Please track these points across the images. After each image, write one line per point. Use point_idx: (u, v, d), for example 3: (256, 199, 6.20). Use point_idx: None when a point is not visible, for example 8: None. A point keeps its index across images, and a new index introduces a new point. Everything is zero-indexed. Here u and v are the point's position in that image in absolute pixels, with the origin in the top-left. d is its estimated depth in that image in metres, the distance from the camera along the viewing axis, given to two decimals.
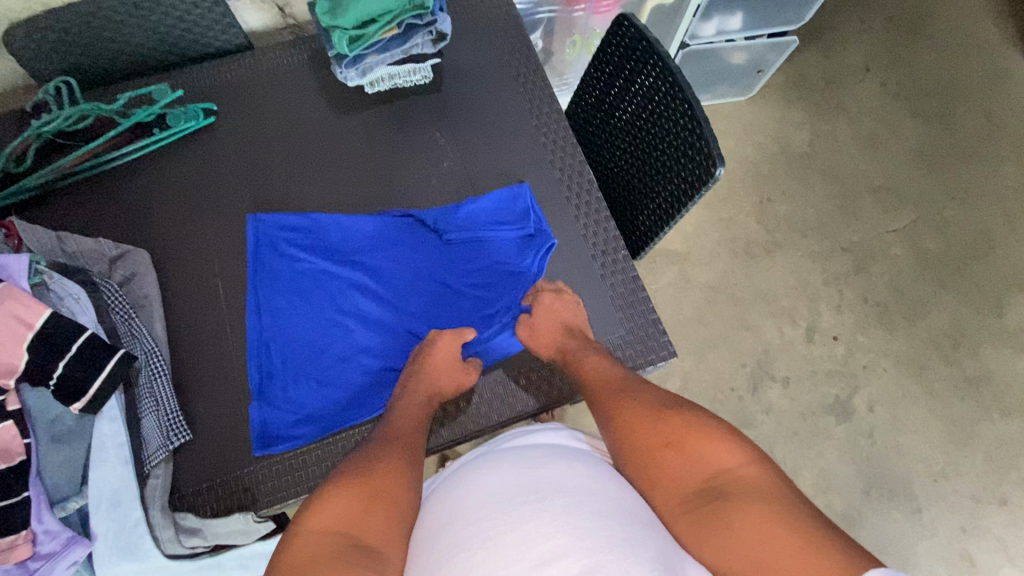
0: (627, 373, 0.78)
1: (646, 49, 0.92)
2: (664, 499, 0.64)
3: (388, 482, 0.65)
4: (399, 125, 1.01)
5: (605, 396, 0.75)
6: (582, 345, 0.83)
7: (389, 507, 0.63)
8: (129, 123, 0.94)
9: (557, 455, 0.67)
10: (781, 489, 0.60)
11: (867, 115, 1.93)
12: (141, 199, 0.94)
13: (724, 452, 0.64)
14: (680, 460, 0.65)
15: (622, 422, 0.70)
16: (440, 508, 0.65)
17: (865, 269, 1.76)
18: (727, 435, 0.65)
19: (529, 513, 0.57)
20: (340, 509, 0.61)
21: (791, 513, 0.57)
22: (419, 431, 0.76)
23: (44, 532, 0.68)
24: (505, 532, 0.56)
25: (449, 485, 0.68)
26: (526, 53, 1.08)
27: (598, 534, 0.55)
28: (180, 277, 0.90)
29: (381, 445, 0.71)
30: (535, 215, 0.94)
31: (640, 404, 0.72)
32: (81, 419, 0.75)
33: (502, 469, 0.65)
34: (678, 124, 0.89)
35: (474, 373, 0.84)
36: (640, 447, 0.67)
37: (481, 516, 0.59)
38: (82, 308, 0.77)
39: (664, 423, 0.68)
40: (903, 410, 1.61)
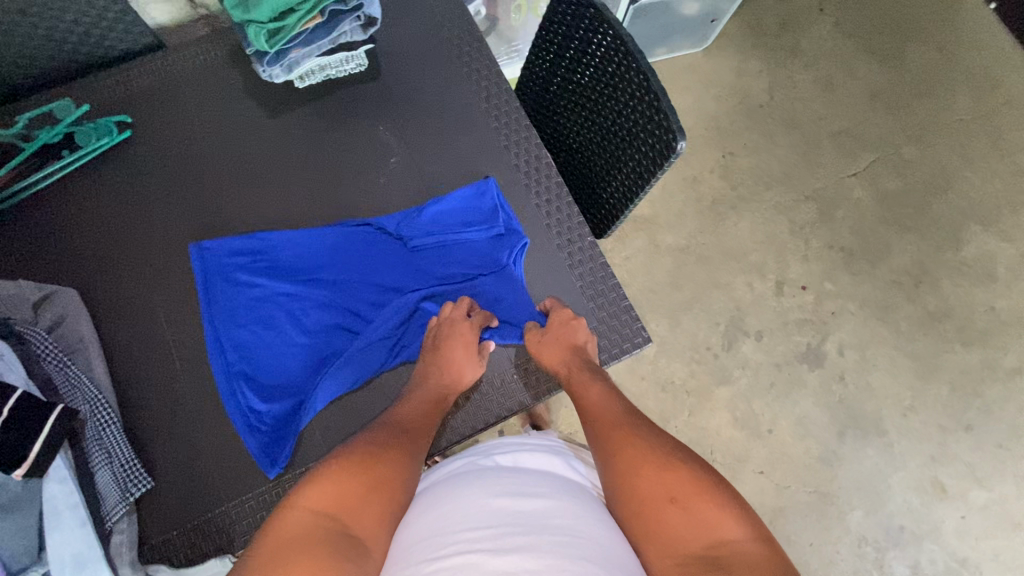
0: (629, 406, 0.76)
1: (594, 16, 0.86)
2: (659, 558, 0.61)
3: (389, 476, 0.64)
4: (336, 121, 0.93)
5: (607, 430, 0.72)
6: (590, 371, 0.79)
7: (382, 503, 0.62)
8: (34, 146, 0.85)
9: (552, 488, 0.69)
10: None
11: (822, 57, 1.90)
12: (57, 230, 0.85)
13: (733, 526, 0.61)
14: (682, 519, 0.62)
15: (624, 463, 0.68)
16: (420, 524, 0.65)
17: (830, 216, 1.77)
18: (739, 506, 0.63)
19: (517, 545, 0.59)
20: (334, 491, 0.60)
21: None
22: (427, 421, 0.74)
23: None
24: (488, 558, 0.58)
25: (434, 496, 0.69)
26: (466, 27, 0.99)
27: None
28: (116, 314, 0.82)
29: (385, 434, 0.69)
30: (504, 213, 0.88)
31: (648, 448, 0.69)
32: (27, 482, 0.66)
33: (497, 494, 0.66)
34: (636, 98, 0.85)
35: (479, 370, 0.80)
36: (643, 497, 0.65)
37: (466, 541, 0.60)
38: (8, 366, 0.69)
39: (672, 475, 0.65)
40: (871, 351, 1.66)
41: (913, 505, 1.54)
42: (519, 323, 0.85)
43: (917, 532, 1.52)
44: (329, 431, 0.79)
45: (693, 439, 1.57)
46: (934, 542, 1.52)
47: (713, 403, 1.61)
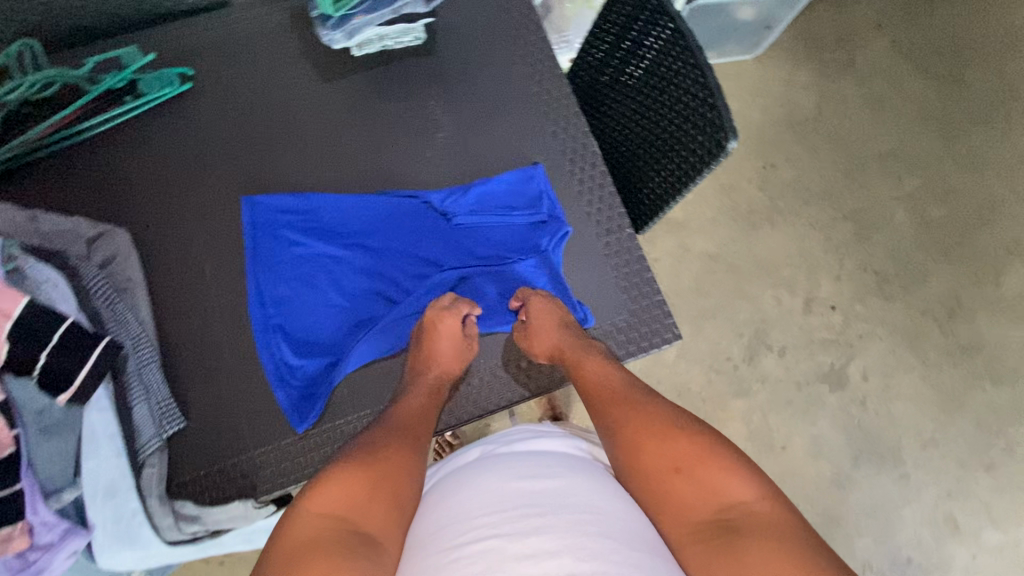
0: (628, 376, 0.76)
1: (654, 10, 0.87)
2: (672, 527, 0.62)
3: (393, 471, 0.64)
4: (388, 91, 0.94)
5: (608, 407, 0.72)
6: (581, 344, 0.80)
7: (390, 498, 0.62)
8: (98, 90, 0.87)
9: (564, 465, 0.70)
10: (796, 529, 0.59)
11: (876, 76, 1.86)
12: (113, 174, 0.88)
13: (740, 487, 0.62)
14: (689, 487, 0.63)
15: (628, 440, 0.68)
16: (441, 512, 0.66)
17: (867, 237, 1.73)
18: (742, 465, 0.64)
19: (536, 527, 0.59)
20: (341, 492, 0.61)
21: (805, 555, 0.55)
22: (424, 416, 0.73)
23: (41, 524, 0.64)
24: (507, 542, 0.58)
25: (452, 484, 0.70)
26: (525, 10, 1.00)
27: (603, 556, 0.57)
28: (164, 258, 0.85)
29: (386, 433, 0.69)
30: (548, 200, 0.89)
31: (649, 422, 0.69)
32: (70, 409, 0.69)
33: (512, 476, 0.67)
34: (688, 96, 0.85)
35: (474, 346, 0.82)
36: (649, 471, 0.66)
37: (486, 525, 0.61)
38: (60, 296, 0.73)
39: (676, 445, 0.66)
40: (896, 378, 1.63)
41: (923, 538, 1.51)
42: None
43: (925, 565, 1.49)
44: (356, 391, 0.81)
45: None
46: None
47: (728, 413, 1.60)
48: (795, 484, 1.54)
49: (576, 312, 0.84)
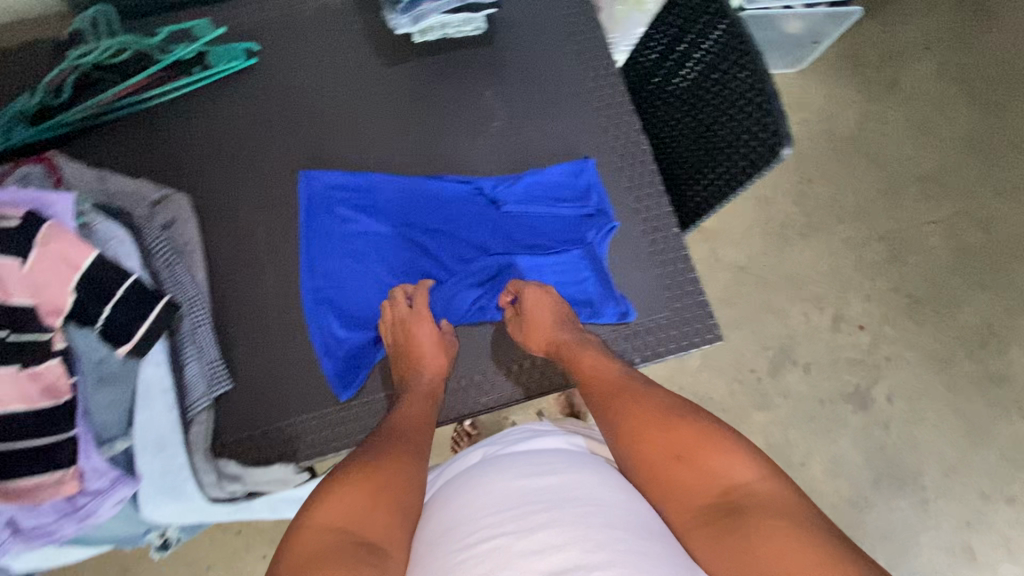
0: (626, 369, 0.76)
1: (715, 12, 0.88)
2: (677, 512, 0.63)
3: (394, 478, 0.62)
4: (446, 79, 0.96)
5: (608, 399, 0.71)
6: (577, 339, 0.80)
7: (392, 505, 0.60)
8: (168, 60, 0.90)
9: (566, 461, 0.70)
10: (798, 506, 0.59)
11: (920, 98, 1.84)
12: (176, 140, 0.91)
13: (740, 468, 0.62)
14: (691, 474, 0.63)
15: (627, 432, 0.67)
16: (448, 515, 0.66)
17: (900, 259, 1.71)
18: (741, 446, 0.64)
19: (540, 523, 0.60)
20: (344, 506, 0.59)
21: (808, 532, 0.56)
22: (420, 424, 0.72)
23: (92, 470, 0.72)
24: (514, 540, 0.59)
25: (456, 486, 0.70)
26: (584, 7, 1.01)
27: (610, 546, 0.57)
28: (221, 224, 0.88)
29: (383, 443, 0.67)
30: (597, 194, 0.90)
31: (650, 413, 0.68)
32: (126, 362, 0.76)
33: (514, 476, 0.67)
34: (744, 100, 0.85)
35: (454, 346, 0.82)
36: (650, 461, 0.65)
37: (491, 526, 0.61)
38: (126, 252, 0.77)
39: (676, 432, 0.66)
40: (921, 403, 1.61)
41: (939, 565, 1.49)
42: (596, 300, 0.86)
43: None
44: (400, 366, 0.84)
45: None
46: None
47: (748, 425, 1.59)
48: None
49: (620, 306, 0.85)
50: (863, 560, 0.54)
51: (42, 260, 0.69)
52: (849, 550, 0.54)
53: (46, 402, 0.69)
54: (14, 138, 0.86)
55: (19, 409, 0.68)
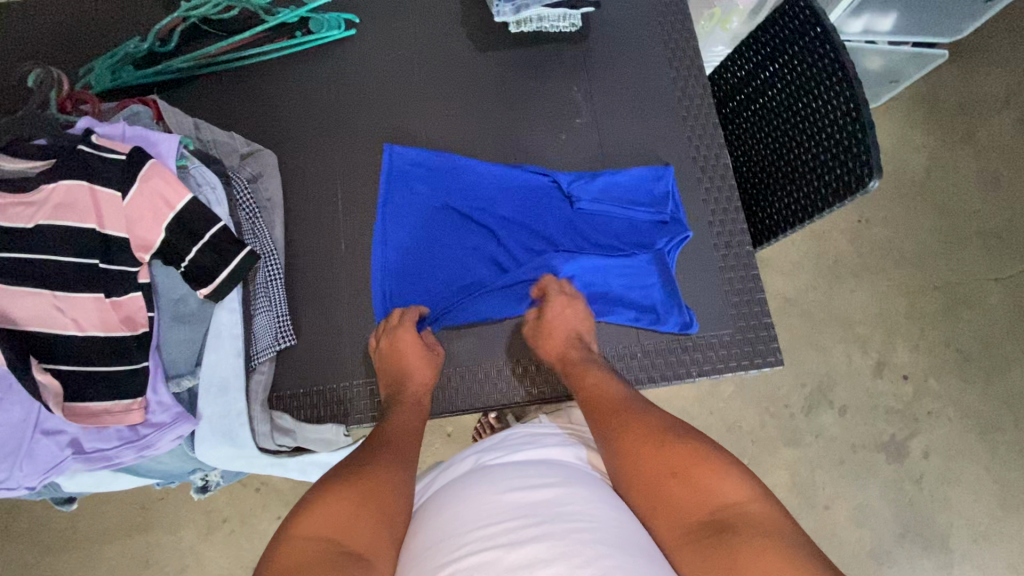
0: (631, 392, 0.72)
1: (819, 36, 0.84)
2: (666, 529, 0.58)
3: (382, 487, 0.61)
4: (535, 70, 0.97)
5: (604, 412, 0.68)
6: (584, 358, 0.78)
7: (379, 512, 0.58)
8: (274, 22, 0.93)
9: (560, 473, 0.64)
10: (792, 530, 0.55)
11: (995, 152, 1.74)
12: (269, 99, 0.94)
13: (734, 487, 0.59)
14: (685, 491, 0.59)
15: (624, 445, 0.63)
16: (433, 525, 0.60)
17: (955, 314, 1.65)
18: (735, 465, 0.60)
19: (529, 537, 0.54)
20: (327, 514, 0.57)
21: (798, 555, 0.52)
22: (408, 432, 0.70)
23: (157, 403, 0.75)
24: (502, 555, 0.53)
25: (445, 495, 0.65)
26: (680, 16, 1.01)
27: (598, 562, 0.51)
28: (303, 186, 0.91)
29: (369, 452, 0.66)
30: (673, 202, 0.90)
31: (646, 427, 0.65)
32: (203, 304, 0.79)
33: (504, 487, 0.61)
34: (838, 127, 0.83)
35: (440, 353, 0.82)
36: (643, 475, 0.61)
37: (482, 538, 0.55)
38: (217, 199, 0.79)
39: (670, 448, 0.62)
40: (958, 463, 1.55)
41: None
42: (661, 308, 0.86)
43: None
44: (457, 345, 0.86)
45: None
46: None
47: (775, 460, 1.56)
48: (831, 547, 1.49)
49: (683, 316, 0.85)
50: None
51: (140, 197, 0.73)
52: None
53: (122, 332, 0.73)
54: (123, 77, 0.90)
55: (98, 334, 0.72)
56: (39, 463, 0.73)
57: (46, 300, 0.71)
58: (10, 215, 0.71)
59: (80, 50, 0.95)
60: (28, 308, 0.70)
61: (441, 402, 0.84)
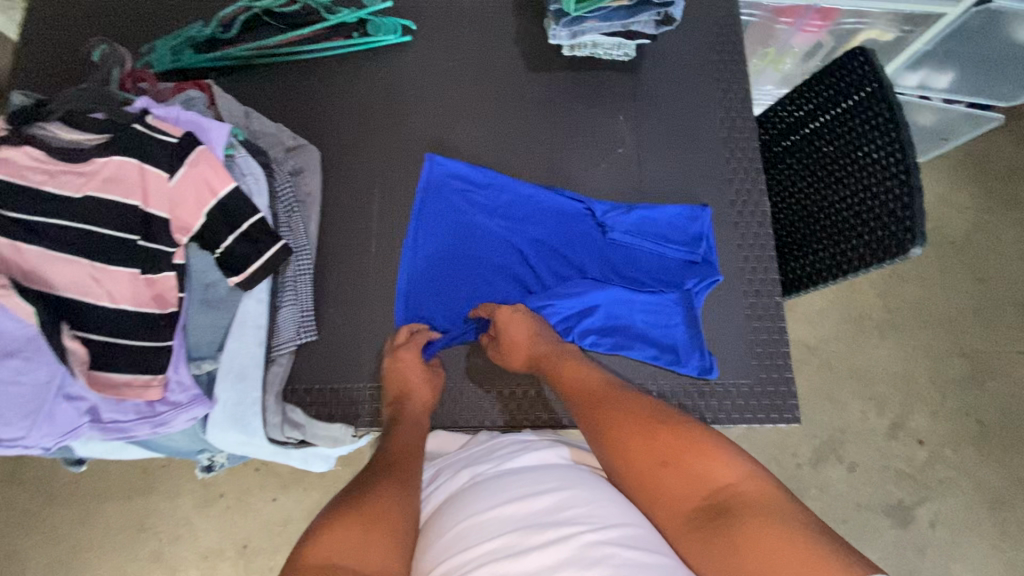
0: (609, 379, 0.73)
1: (873, 92, 0.83)
2: (667, 517, 0.60)
3: (387, 507, 0.61)
4: (583, 95, 0.97)
5: (590, 410, 0.70)
6: (556, 351, 0.79)
7: (388, 534, 0.58)
8: (333, 21, 0.95)
9: (557, 478, 0.63)
10: (784, 499, 0.57)
11: None
12: (322, 96, 0.96)
13: (723, 468, 0.60)
14: (678, 479, 0.61)
15: (612, 442, 0.65)
16: (441, 538, 0.60)
17: (979, 383, 1.60)
18: (721, 444, 0.61)
19: (535, 546, 0.54)
20: (340, 542, 0.56)
21: (792, 523, 0.54)
22: (411, 450, 0.72)
23: (176, 382, 0.76)
24: (511, 564, 0.53)
25: (447, 508, 0.64)
26: (737, 56, 1.00)
27: (608, 560, 0.53)
28: (343, 186, 0.93)
29: (374, 474, 0.66)
30: (706, 244, 0.89)
31: (631, 419, 0.66)
32: (231, 291, 0.80)
33: (503, 498, 0.60)
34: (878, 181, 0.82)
35: (441, 372, 0.84)
36: (636, 467, 0.63)
37: (489, 552, 0.55)
38: (258, 189, 0.81)
39: (657, 439, 0.63)
40: (966, 538, 1.49)
41: None
42: (682, 350, 0.85)
43: None
44: (472, 360, 0.87)
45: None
46: None
47: None
48: None
49: (703, 361, 0.84)
50: (841, 542, 0.52)
51: (185, 180, 0.75)
52: (834, 540, 0.52)
53: (151, 309, 0.75)
54: (184, 59, 0.93)
55: (128, 308, 0.73)
56: (58, 425, 0.74)
57: (85, 269, 0.72)
58: (57, 182, 0.73)
59: (147, 28, 0.98)
60: (66, 274, 0.72)
61: (452, 414, 0.85)
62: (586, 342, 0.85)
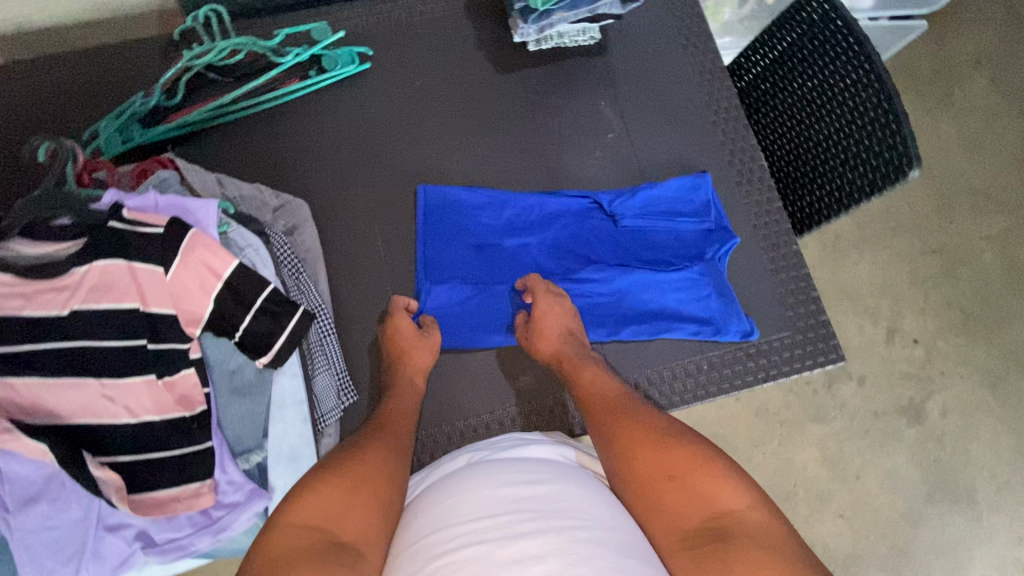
0: (625, 389, 0.70)
1: (840, 29, 0.80)
2: (662, 532, 0.55)
3: (373, 473, 0.59)
4: (559, 87, 0.96)
5: (601, 412, 0.67)
6: (580, 354, 0.76)
7: (370, 498, 0.57)
8: (287, 64, 0.89)
9: (554, 472, 0.60)
10: (791, 543, 0.52)
11: (974, 114, 1.57)
12: (294, 146, 0.91)
13: (730, 493, 0.56)
14: (682, 496, 0.56)
15: (620, 445, 0.62)
16: (425, 515, 0.57)
17: (954, 275, 1.48)
18: (732, 469, 0.57)
19: (523, 532, 0.51)
20: (320, 501, 0.55)
21: (796, 568, 0.49)
22: (406, 421, 0.70)
23: (228, 483, 0.71)
24: (495, 549, 0.50)
25: (437, 488, 0.61)
26: (696, 21, 1.02)
27: (592, 562, 0.48)
28: (341, 234, 0.89)
29: (364, 440, 0.65)
30: (715, 210, 0.90)
31: (642, 428, 0.62)
32: (260, 372, 0.75)
33: (500, 480, 0.58)
34: (860, 104, 0.79)
35: (435, 337, 0.81)
36: (639, 476, 0.59)
37: (473, 532, 0.52)
38: (261, 260, 0.76)
39: (666, 451, 0.59)
40: (975, 419, 1.40)
41: None
42: (720, 324, 0.85)
43: None
44: (517, 378, 0.85)
45: (777, 471, 1.37)
46: None
47: (802, 438, 1.39)
48: (864, 518, 1.34)
49: (743, 324, 0.85)
50: None
51: (184, 270, 0.69)
52: None
53: (179, 413, 0.68)
54: (135, 137, 0.85)
55: (153, 419, 0.67)
56: (107, 561, 0.67)
57: (93, 389, 0.65)
58: (37, 303, 0.65)
59: (93, 112, 0.91)
60: (73, 400, 0.64)
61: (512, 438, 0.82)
62: (629, 334, 0.85)
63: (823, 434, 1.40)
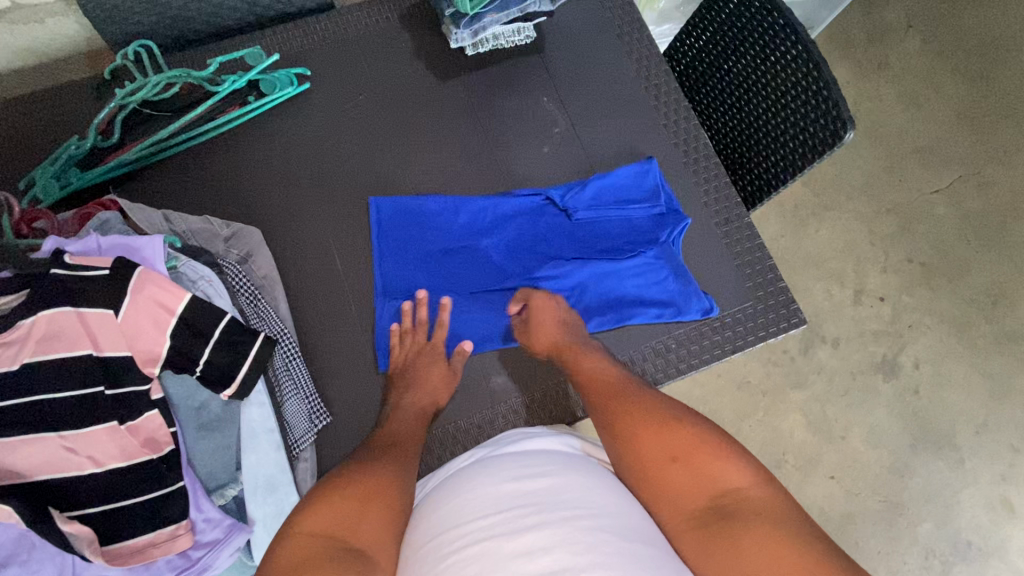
0: (626, 375, 0.71)
1: (766, 6, 0.82)
2: (669, 513, 0.56)
3: (381, 484, 0.58)
4: (503, 89, 0.97)
5: (603, 399, 0.67)
6: (580, 342, 0.78)
7: (384, 509, 0.56)
8: (224, 91, 0.88)
9: (560, 463, 0.60)
10: (796, 516, 0.53)
11: (909, 75, 1.63)
12: (241, 174, 0.90)
13: (733, 471, 0.56)
14: (687, 478, 0.57)
15: (622, 430, 0.62)
16: (433, 517, 0.57)
17: (910, 231, 1.53)
18: (734, 448, 0.58)
19: (529, 525, 0.51)
20: (332, 512, 0.54)
21: (801, 539, 0.50)
22: (415, 438, 0.69)
23: (204, 520, 0.69)
24: (503, 543, 0.50)
25: (444, 490, 0.61)
26: (629, 11, 1.04)
27: (600, 548, 0.49)
28: (298, 257, 0.88)
29: (371, 453, 0.64)
30: (665, 193, 0.92)
31: (644, 413, 0.63)
32: (226, 405, 0.74)
33: (505, 476, 0.58)
34: (790, 72, 0.81)
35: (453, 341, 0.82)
36: (644, 460, 0.59)
37: (482, 529, 0.52)
38: (216, 291, 0.75)
39: (668, 434, 0.60)
40: (948, 366, 1.44)
41: (982, 523, 1.35)
42: (680, 304, 0.87)
43: (985, 550, 1.33)
44: (490, 380, 0.84)
45: (766, 440, 1.39)
46: (1000, 562, 1.33)
47: (786, 406, 1.42)
48: (854, 475, 1.37)
49: (703, 302, 0.87)
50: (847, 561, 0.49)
51: (135, 309, 0.67)
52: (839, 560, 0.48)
53: (147, 456, 0.66)
54: (74, 181, 0.82)
55: (122, 466, 0.65)
56: None
57: (53, 443, 0.62)
58: None
59: (27, 160, 0.89)
60: (33, 456, 0.62)
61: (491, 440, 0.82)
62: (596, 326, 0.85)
63: (806, 399, 1.42)
